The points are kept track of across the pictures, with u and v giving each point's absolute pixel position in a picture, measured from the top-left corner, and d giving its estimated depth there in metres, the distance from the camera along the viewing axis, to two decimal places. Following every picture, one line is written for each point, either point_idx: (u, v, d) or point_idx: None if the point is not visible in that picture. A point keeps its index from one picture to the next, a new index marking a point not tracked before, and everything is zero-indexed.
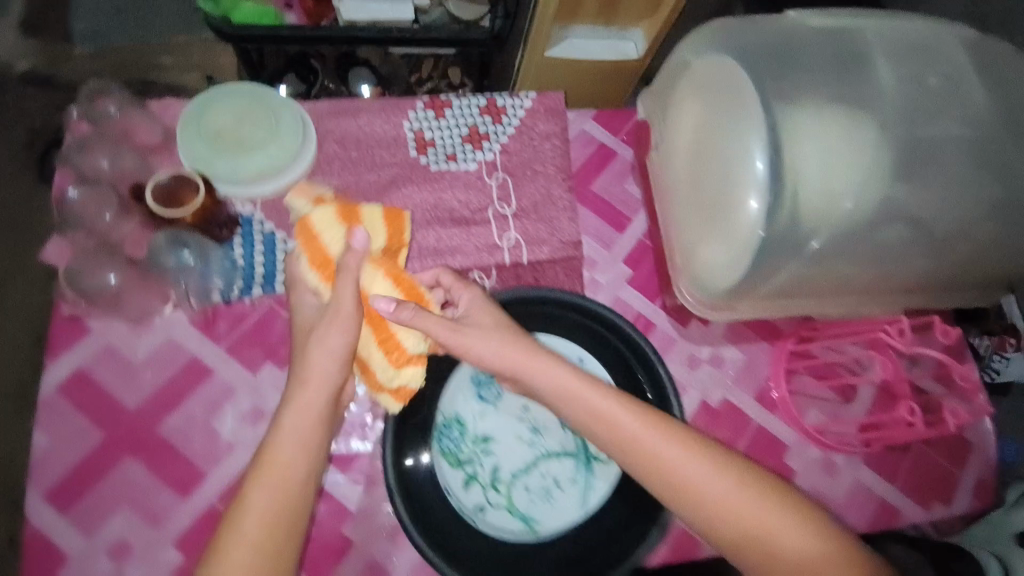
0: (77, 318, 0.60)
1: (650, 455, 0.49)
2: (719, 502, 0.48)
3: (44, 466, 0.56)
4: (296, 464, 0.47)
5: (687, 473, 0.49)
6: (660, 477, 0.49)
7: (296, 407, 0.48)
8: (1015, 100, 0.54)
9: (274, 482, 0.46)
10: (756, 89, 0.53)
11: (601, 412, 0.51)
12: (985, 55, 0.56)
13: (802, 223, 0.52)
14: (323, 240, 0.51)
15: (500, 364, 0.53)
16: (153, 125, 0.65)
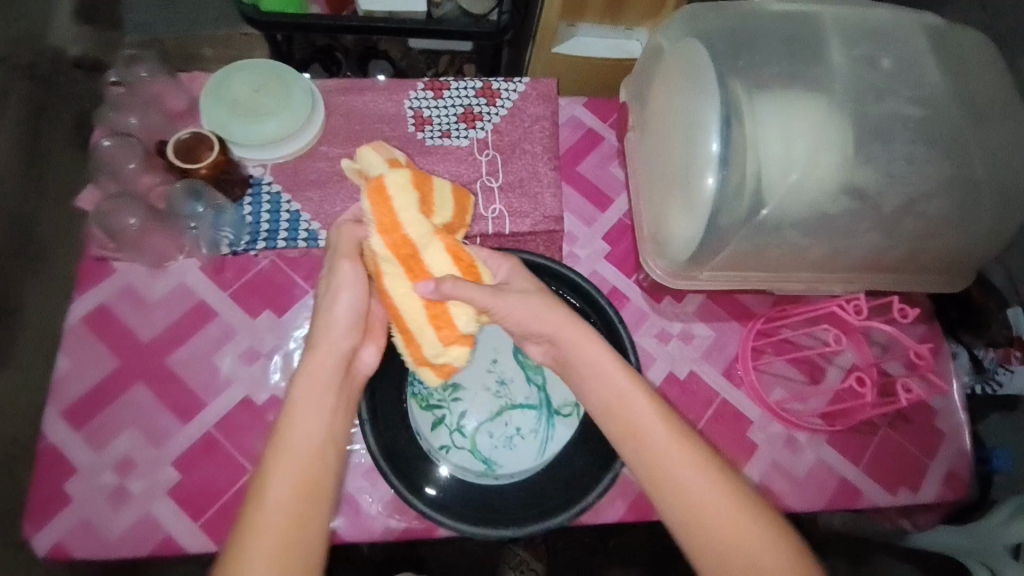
0: (104, 258, 0.67)
1: (631, 425, 0.48)
2: (689, 494, 0.45)
3: (63, 386, 0.63)
4: (319, 438, 0.45)
5: (663, 450, 0.47)
6: (633, 449, 0.48)
7: (311, 381, 0.47)
8: (964, 85, 0.58)
9: (296, 456, 0.44)
10: (711, 64, 0.58)
11: (600, 370, 0.51)
12: (943, 43, 0.60)
13: (750, 191, 0.56)
14: (395, 205, 0.51)
15: (532, 329, 0.53)
16: (180, 93, 0.73)
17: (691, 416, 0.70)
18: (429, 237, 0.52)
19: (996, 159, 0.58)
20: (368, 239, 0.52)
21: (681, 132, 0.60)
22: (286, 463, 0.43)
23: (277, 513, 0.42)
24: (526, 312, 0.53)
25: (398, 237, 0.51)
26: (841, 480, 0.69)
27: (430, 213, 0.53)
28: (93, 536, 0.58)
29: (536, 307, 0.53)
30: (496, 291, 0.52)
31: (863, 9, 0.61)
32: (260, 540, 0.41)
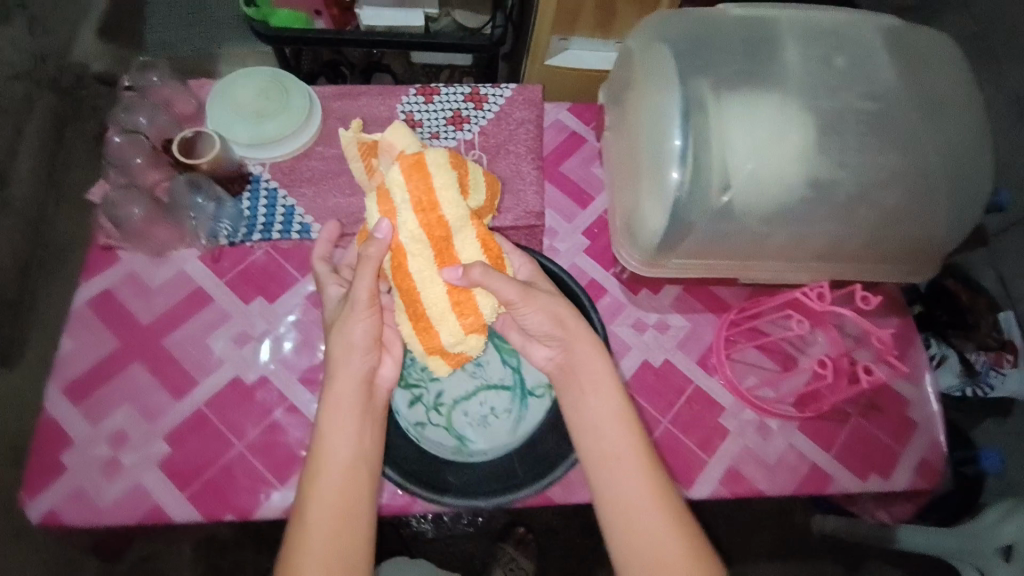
0: (110, 246, 0.72)
1: (613, 448, 0.54)
2: (640, 520, 0.51)
3: (67, 365, 0.68)
4: (349, 463, 0.53)
5: (630, 478, 0.53)
6: (606, 469, 0.54)
7: (333, 410, 0.55)
8: (922, 82, 0.62)
9: (329, 478, 0.52)
10: (674, 65, 0.63)
11: (602, 390, 0.57)
12: (902, 43, 0.64)
13: (708, 180, 0.61)
14: (435, 183, 0.56)
15: (548, 330, 0.59)
16: (188, 97, 0.79)
17: (663, 401, 0.73)
18: (463, 223, 0.59)
19: (951, 150, 0.62)
20: (402, 217, 0.57)
21: (645, 127, 0.65)
22: (324, 485, 0.52)
23: (323, 529, 0.50)
24: (547, 316, 0.58)
25: (434, 216, 0.57)
26: (812, 466, 0.71)
27: (465, 196, 0.60)
28: (84, 503, 0.62)
29: (562, 309, 0.59)
30: (524, 289, 0.57)
31: (819, 12, 0.65)
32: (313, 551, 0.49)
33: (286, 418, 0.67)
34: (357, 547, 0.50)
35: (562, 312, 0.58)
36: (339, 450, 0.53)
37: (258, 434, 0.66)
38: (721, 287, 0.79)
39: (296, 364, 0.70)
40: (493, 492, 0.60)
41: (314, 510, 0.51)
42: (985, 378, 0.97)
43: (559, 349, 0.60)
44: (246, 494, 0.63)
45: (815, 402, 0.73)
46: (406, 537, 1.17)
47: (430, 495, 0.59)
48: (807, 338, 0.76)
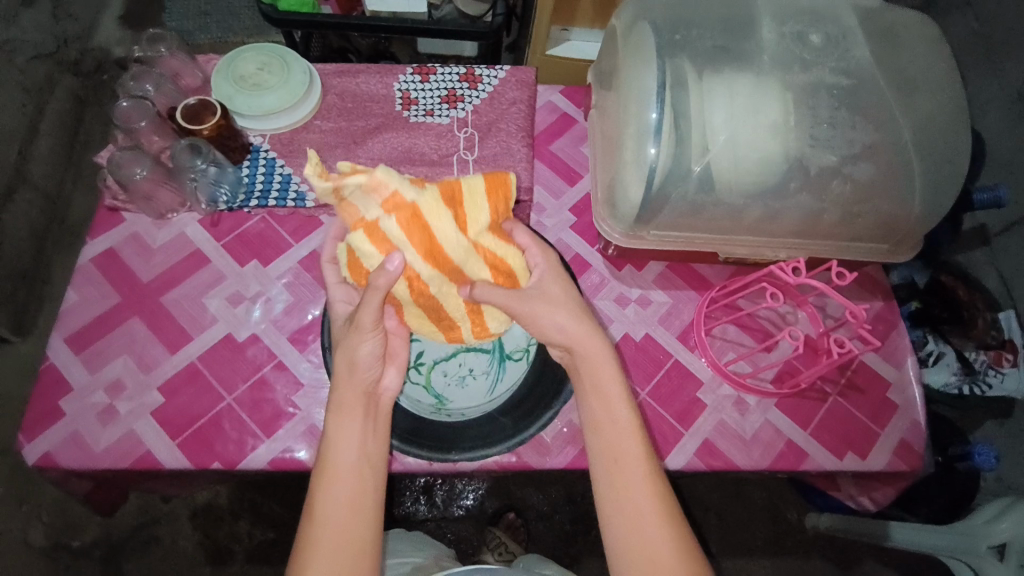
0: (115, 208, 0.77)
1: (615, 454, 0.53)
2: (636, 526, 0.51)
3: (70, 315, 0.71)
4: (352, 459, 0.53)
5: (630, 486, 0.52)
6: (606, 475, 0.53)
7: (339, 411, 0.55)
8: (891, 63, 0.66)
9: (336, 476, 0.52)
10: (653, 39, 0.65)
11: (604, 394, 0.55)
12: (875, 24, 0.69)
13: (684, 151, 0.62)
14: (433, 231, 0.54)
15: (554, 337, 0.58)
16: (196, 71, 0.83)
17: (643, 373, 0.74)
18: (467, 252, 0.57)
19: (926, 126, 0.64)
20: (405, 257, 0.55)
21: (625, 100, 0.67)
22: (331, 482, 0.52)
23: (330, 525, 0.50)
24: (550, 325, 0.57)
25: (440, 260, 0.56)
26: (790, 442, 0.71)
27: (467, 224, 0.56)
28: (81, 448, 0.64)
29: (562, 319, 0.57)
30: (524, 300, 0.57)
31: None
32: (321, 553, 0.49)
33: (272, 374, 0.69)
34: (362, 547, 0.50)
35: (574, 316, 0.57)
36: (344, 450, 0.53)
37: (246, 389, 0.68)
38: (704, 265, 0.80)
39: (286, 325, 0.72)
40: (467, 449, 0.64)
41: (322, 508, 0.51)
42: (982, 377, 0.98)
43: (566, 352, 0.58)
44: (232, 445, 0.66)
45: (793, 378, 0.74)
46: (398, 515, 1.18)
47: (403, 445, 0.63)
48: (787, 317, 0.77)
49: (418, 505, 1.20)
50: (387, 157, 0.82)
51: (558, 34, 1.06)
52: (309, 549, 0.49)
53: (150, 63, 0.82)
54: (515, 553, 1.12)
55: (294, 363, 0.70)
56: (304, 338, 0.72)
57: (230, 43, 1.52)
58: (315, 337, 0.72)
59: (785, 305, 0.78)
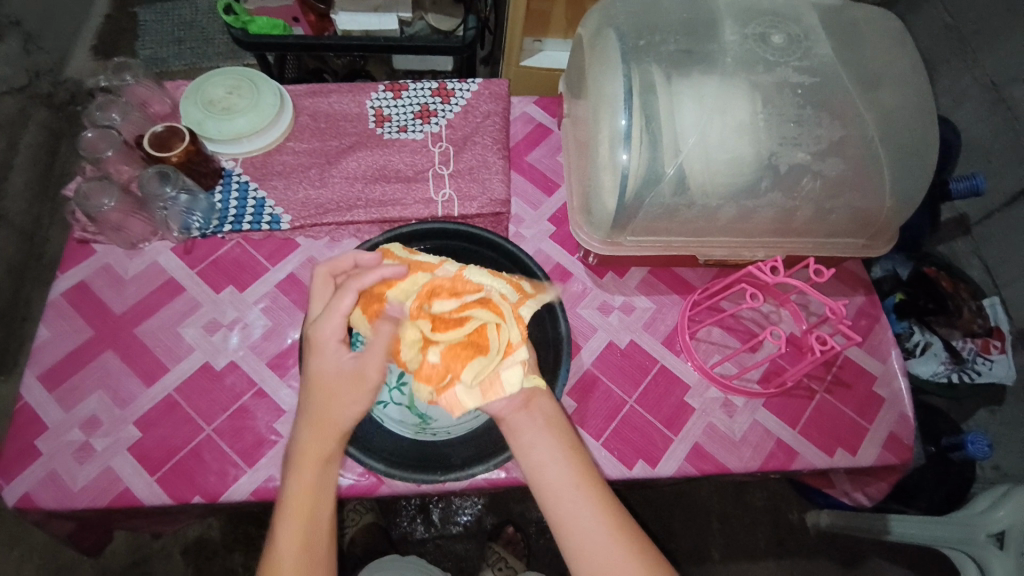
0: (85, 240, 0.75)
1: (554, 487, 0.51)
2: (594, 555, 0.49)
3: (42, 353, 0.69)
4: (312, 506, 0.51)
5: (577, 513, 0.50)
6: (563, 520, 0.50)
7: (304, 459, 0.52)
8: (853, 58, 0.67)
9: (297, 522, 0.50)
10: (618, 47, 0.66)
11: (541, 452, 0.52)
12: (837, 21, 0.70)
13: (655, 154, 0.63)
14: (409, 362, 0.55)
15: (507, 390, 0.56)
16: (164, 98, 0.83)
17: (629, 380, 0.73)
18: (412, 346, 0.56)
19: (891, 118, 0.65)
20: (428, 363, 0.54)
21: (594, 106, 0.67)
22: (288, 528, 0.50)
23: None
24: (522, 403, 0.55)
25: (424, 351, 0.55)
26: (779, 441, 0.71)
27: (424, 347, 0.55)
28: (57, 488, 0.62)
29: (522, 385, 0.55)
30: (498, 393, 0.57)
31: None
32: None
33: (252, 402, 0.68)
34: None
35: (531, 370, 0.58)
36: (305, 498, 0.51)
37: (226, 418, 0.67)
38: (686, 269, 0.80)
39: (264, 350, 0.71)
40: (450, 469, 0.62)
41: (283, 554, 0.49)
42: (971, 365, 0.99)
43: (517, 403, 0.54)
44: (212, 477, 0.64)
45: (779, 377, 0.74)
46: (394, 537, 1.16)
47: (387, 469, 0.61)
48: (770, 316, 0.77)
49: (415, 524, 1.18)
50: (362, 174, 0.82)
51: (532, 45, 1.07)
52: None
53: (116, 91, 0.81)
54: (516, 567, 1.09)
55: (274, 389, 0.69)
56: (283, 363, 0.70)
57: (204, 68, 1.53)
58: (295, 361, 0.71)
59: (768, 304, 0.78)
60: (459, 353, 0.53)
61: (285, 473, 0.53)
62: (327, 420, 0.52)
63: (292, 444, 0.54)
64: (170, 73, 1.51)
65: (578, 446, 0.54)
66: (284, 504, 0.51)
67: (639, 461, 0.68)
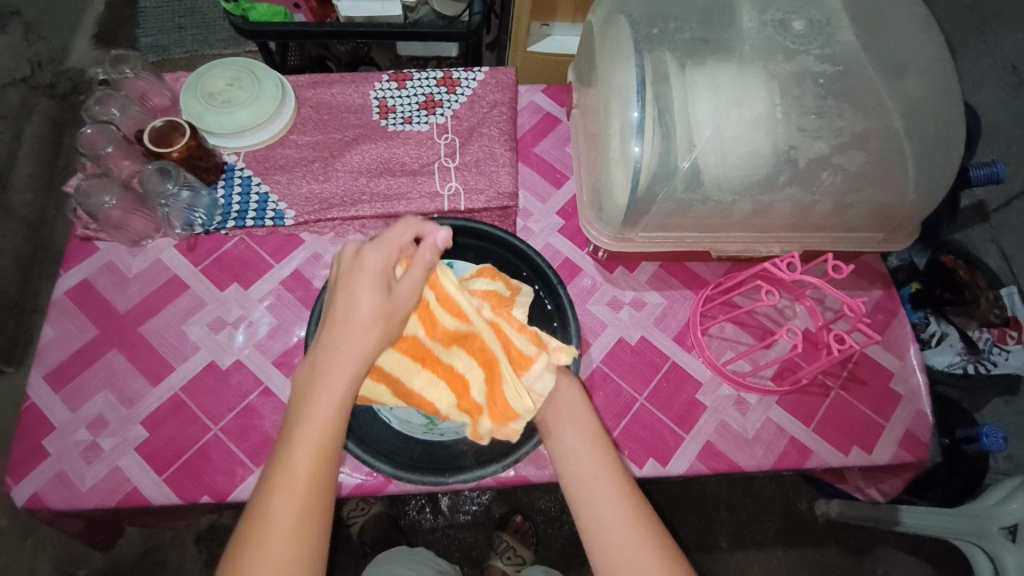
0: (88, 237, 0.74)
1: (577, 475, 0.53)
2: (612, 543, 0.50)
3: (48, 352, 0.69)
4: (323, 473, 0.47)
5: (598, 500, 0.51)
6: (582, 506, 0.52)
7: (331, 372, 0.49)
8: (876, 44, 0.64)
9: (299, 490, 0.46)
10: (630, 34, 0.63)
11: (564, 440, 0.55)
12: (860, 4, 0.67)
13: (669, 147, 0.60)
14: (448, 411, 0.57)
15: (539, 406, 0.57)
16: (163, 90, 0.81)
17: (640, 377, 0.72)
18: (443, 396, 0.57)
19: (915, 108, 0.62)
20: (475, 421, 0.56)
21: (605, 97, 0.64)
22: (288, 495, 0.46)
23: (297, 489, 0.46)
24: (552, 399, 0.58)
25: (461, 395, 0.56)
26: (793, 439, 0.69)
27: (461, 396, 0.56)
28: (67, 487, 0.62)
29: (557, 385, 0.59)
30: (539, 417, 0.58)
31: None
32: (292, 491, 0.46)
33: (259, 401, 0.67)
34: (319, 497, 0.47)
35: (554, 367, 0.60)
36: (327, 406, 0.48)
37: (232, 418, 0.66)
38: (698, 264, 0.78)
39: (270, 348, 0.70)
40: (460, 470, 0.61)
41: (300, 464, 0.46)
42: (987, 356, 0.97)
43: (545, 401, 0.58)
44: (220, 477, 0.64)
45: (793, 374, 0.72)
46: (403, 527, 1.16)
47: (395, 472, 0.60)
48: (784, 312, 0.75)
49: (423, 513, 1.18)
50: (367, 167, 0.80)
51: (539, 30, 1.03)
52: (274, 493, 0.46)
53: (115, 85, 0.79)
54: (524, 557, 1.10)
55: (279, 388, 0.68)
56: (289, 362, 0.70)
57: (206, 55, 1.50)
58: (301, 360, 0.70)
59: (783, 299, 0.76)
60: (491, 394, 0.55)
61: (287, 437, 0.48)
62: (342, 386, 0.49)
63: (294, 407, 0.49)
64: (169, 60, 1.49)
65: (604, 436, 0.56)
66: (286, 462, 0.47)
67: (650, 460, 0.67)
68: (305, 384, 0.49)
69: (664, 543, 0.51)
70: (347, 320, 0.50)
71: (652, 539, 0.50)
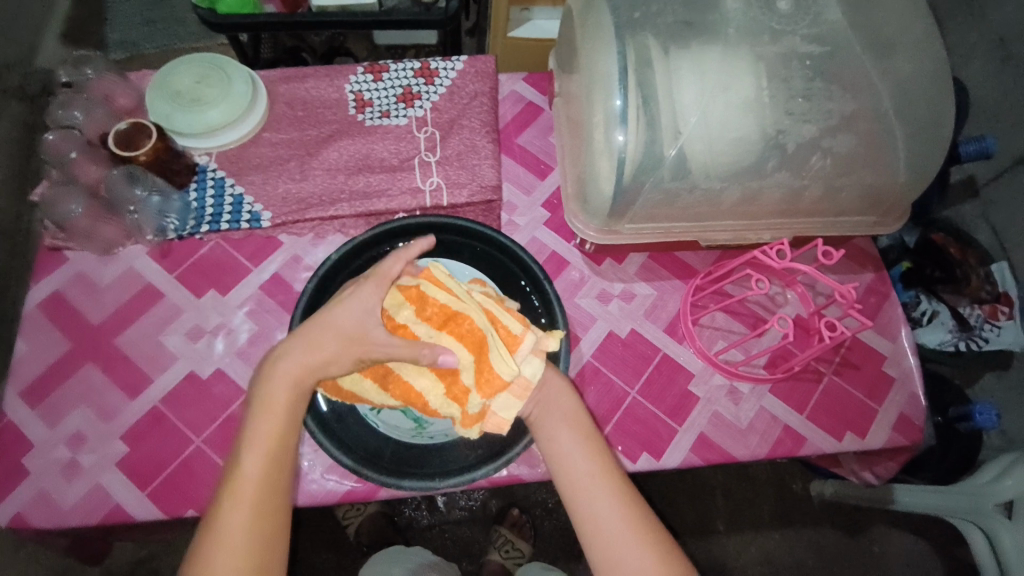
0: (56, 247, 0.71)
1: (571, 477, 0.52)
2: (610, 544, 0.49)
3: (22, 368, 0.67)
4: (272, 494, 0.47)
5: (594, 502, 0.50)
6: (577, 509, 0.51)
7: (281, 382, 0.49)
8: (864, 21, 0.63)
9: (245, 510, 0.45)
10: (611, 18, 0.61)
11: (557, 442, 0.53)
12: None
13: (654, 135, 0.58)
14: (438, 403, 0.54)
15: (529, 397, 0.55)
16: (129, 90, 0.78)
17: (631, 370, 0.71)
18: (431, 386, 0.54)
19: (905, 88, 0.61)
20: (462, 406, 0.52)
21: (588, 85, 0.62)
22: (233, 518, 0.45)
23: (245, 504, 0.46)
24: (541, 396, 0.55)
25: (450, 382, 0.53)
26: (787, 428, 0.69)
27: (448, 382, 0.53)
28: (48, 507, 0.61)
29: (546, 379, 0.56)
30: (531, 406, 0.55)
31: None
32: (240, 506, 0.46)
33: (242, 411, 0.66)
34: (272, 506, 0.46)
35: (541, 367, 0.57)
36: (274, 420, 0.48)
37: (216, 428, 0.65)
38: (688, 253, 0.77)
39: (252, 356, 0.69)
40: (452, 473, 0.60)
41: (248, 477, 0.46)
42: (979, 333, 0.95)
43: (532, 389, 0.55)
44: (206, 490, 0.62)
45: (786, 362, 0.71)
46: (400, 525, 1.15)
47: (383, 479, 0.59)
48: (775, 299, 0.74)
49: (419, 511, 1.17)
50: (345, 164, 0.77)
51: (520, 15, 1.00)
52: (224, 508, 0.46)
53: (78, 86, 0.76)
54: (523, 551, 1.11)
55: None
56: None
57: (179, 50, 1.46)
58: None
59: (774, 286, 0.75)
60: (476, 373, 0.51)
61: (234, 456, 0.48)
62: (286, 408, 0.49)
63: (241, 432, 0.49)
64: (140, 55, 1.45)
65: (598, 434, 0.54)
66: (237, 475, 0.47)
67: (643, 455, 0.67)
68: (249, 409, 0.49)
69: (662, 540, 0.50)
70: (310, 330, 0.50)
71: (649, 538, 0.49)
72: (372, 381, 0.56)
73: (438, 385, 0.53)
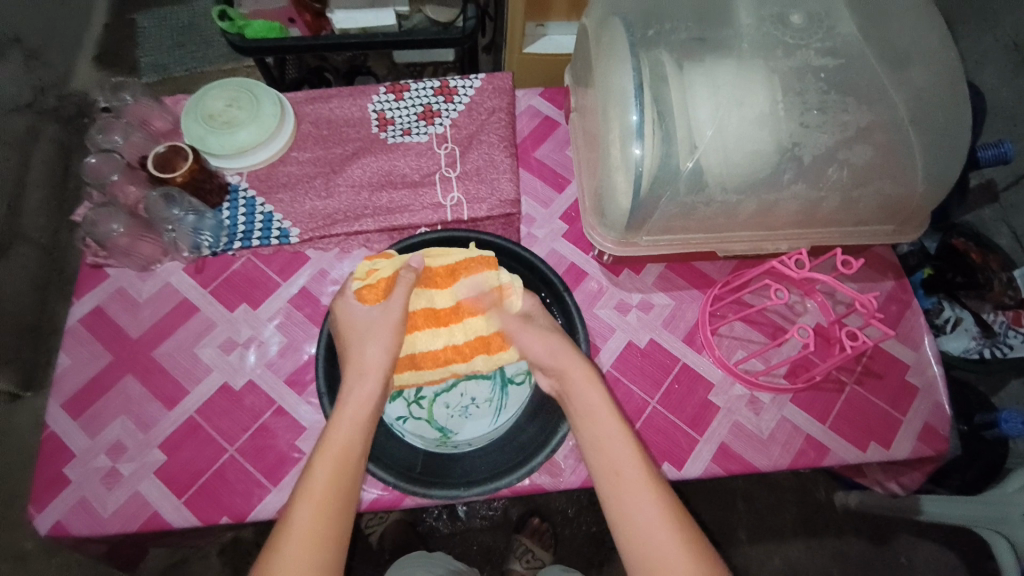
0: (97, 264, 0.75)
1: (606, 463, 0.52)
2: (639, 529, 0.48)
3: (65, 379, 0.70)
4: (337, 505, 0.49)
5: (625, 490, 0.50)
6: (611, 493, 0.51)
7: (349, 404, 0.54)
8: (876, 33, 0.63)
9: (314, 503, 0.48)
10: (625, 36, 0.63)
11: (594, 426, 0.54)
12: None
13: (672, 152, 0.60)
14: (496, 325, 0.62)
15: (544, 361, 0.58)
16: (164, 114, 0.82)
17: (650, 380, 0.71)
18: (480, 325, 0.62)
19: (921, 98, 0.61)
20: (496, 305, 0.62)
21: (604, 99, 0.64)
22: (307, 509, 0.48)
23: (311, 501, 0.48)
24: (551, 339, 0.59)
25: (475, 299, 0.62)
26: (809, 437, 0.69)
27: (481, 301, 0.62)
28: (90, 514, 0.63)
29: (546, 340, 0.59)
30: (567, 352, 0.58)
31: None
32: (306, 509, 0.48)
33: (273, 420, 0.68)
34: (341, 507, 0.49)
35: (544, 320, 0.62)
36: (355, 430, 0.53)
37: (248, 438, 0.67)
38: (705, 263, 0.78)
39: (281, 367, 0.71)
40: (474, 483, 0.62)
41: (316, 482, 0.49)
42: (1003, 340, 0.94)
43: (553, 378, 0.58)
44: (239, 497, 0.64)
45: (806, 371, 0.71)
46: (422, 532, 1.17)
47: (406, 486, 0.61)
48: (794, 309, 0.75)
49: (440, 519, 1.18)
50: (368, 180, 0.80)
51: (536, 31, 1.02)
52: (294, 510, 0.48)
53: (116, 112, 0.80)
54: (543, 560, 1.11)
55: (293, 406, 0.69)
56: (299, 379, 0.70)
57: (206, 72, 1.52)
58: (313, 376, 0.70)
59: (793, 295, 0.76)
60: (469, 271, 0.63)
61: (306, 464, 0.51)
62: (358, 424, 0.53)
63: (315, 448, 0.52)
64: (170, 78, 1.51)
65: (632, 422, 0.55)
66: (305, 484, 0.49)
67: (664, 464, 0.67)
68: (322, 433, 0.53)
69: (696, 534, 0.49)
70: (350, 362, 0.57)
71: (681, 530, 0.48)
72: (408, 370, 0.62)
73: (456, 325, 0.62)
